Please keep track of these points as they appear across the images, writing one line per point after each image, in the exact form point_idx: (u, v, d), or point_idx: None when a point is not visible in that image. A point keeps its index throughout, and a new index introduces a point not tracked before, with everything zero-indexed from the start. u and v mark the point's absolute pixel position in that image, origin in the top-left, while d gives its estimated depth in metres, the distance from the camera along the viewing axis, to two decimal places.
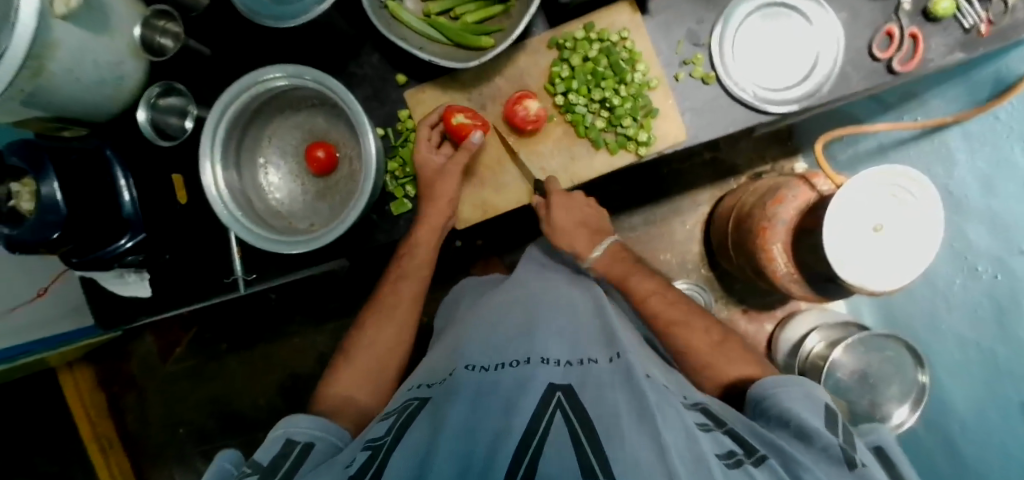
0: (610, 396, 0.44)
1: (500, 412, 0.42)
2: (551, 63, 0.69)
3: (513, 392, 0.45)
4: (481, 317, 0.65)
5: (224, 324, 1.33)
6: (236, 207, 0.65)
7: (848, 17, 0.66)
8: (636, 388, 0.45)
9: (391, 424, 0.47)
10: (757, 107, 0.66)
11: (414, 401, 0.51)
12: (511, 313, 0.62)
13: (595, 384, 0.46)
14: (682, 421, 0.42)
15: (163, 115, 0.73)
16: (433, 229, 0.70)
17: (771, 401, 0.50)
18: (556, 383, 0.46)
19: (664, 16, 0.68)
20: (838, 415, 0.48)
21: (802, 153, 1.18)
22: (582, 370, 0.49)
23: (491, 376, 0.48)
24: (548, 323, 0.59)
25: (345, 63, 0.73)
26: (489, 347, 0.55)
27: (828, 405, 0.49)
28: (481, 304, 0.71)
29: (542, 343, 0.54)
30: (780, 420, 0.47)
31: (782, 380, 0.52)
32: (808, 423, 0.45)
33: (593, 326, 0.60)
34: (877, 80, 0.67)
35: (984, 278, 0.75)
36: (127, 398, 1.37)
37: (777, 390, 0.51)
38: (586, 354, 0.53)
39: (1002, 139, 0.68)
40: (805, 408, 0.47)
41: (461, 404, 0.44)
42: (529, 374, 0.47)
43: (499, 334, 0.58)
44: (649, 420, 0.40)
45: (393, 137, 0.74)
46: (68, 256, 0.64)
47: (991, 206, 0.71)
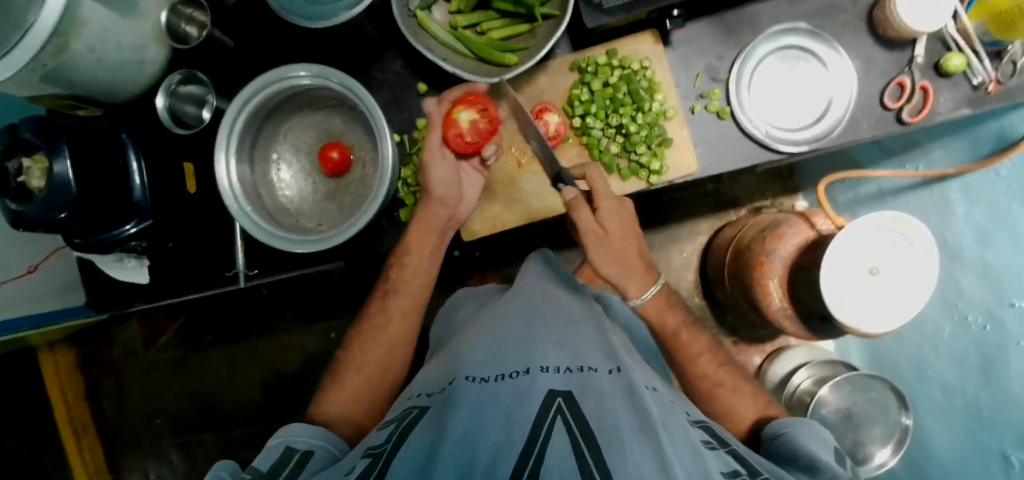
0: (612, 408, 0.45)
1: (502, 419, 0.42)
2: (571, 85, 0.70)
3: (514, 399, 0.45)
4: (483, 327, 0.65)
5: (213, 315, 1.32)
6: (247, 201, 0.65)
7: (862, 65, 0.68)
8: (639, 404, 0.46)
9: (392, 431, 0.48)
10: (768, 145, 0.67)
11: (414, 409, 0.51)
12: (511, 323, 0.62)
13: (596, 393, 0.47)
14: (688, 438, 0.44)
15: (181, 103, 0.73)
16: (423, 229, 0.70)
17: (783, 438, 0.53)
18: (556, 390, 0.46)
19: (684, 49, 0.69)
20: (846, 460, 0.51)
21: (802, 191, 1.20)
22: (582, 378, 0.50)
23: (490, 388, 0.48)
24: (547, 335, 0.59)
25: (367, 67, 0.74)
26: (488, 358, 0.55)
27: (838, 449, 0.52)
28: (483, 314, 0.70)
29: (540, 352, 0.54)
30: (792, 454, 0.50)
31: (794, 421, 0.56)
32: (818, 457, 0.48)
33: (595, 340, 0.61)
34: (885, 128, 0.69)
35: (974, 328, 0.76)
36: (106, 383, 1.35)
37: (792, 429, 0.54)
38: (586, 363, 0.54)
39: (1001, 194, 0.69)
40: (818, 446, 0.51)
41: (461, 412, 0.44)
42: (528, 382, 0.48)
43: (499, 342, 0.58)
44: (651, 433, 0.42)
45: (408, 145, 0.74)
46: (71, 237, 0.65)
47: (985, 258, 0.72)
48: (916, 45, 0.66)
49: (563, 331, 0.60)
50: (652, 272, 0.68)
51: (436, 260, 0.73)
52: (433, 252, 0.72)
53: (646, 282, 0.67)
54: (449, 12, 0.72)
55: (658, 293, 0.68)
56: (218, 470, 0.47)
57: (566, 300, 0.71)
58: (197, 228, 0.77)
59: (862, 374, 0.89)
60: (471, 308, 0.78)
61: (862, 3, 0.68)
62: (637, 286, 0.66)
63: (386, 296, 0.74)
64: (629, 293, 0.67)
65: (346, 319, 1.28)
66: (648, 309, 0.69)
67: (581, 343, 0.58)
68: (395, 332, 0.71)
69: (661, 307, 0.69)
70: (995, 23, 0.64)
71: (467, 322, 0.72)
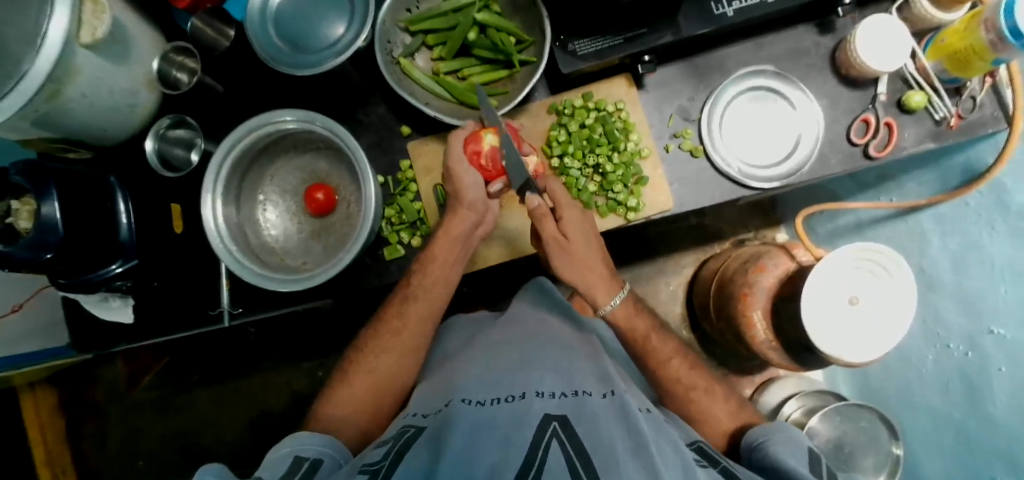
0: (605, 431, 0.45)
1: (498, 440, 0.43)
2: (549, 126, 0.72)
3: (511, 423, 0.46)
4: (476, 354, 0.64)
5: (200, 354, 1.31)
6: (232, 241, 0.65)
7: (827, 104, 0.72)
8: (632, 424, 0.47)
9: (388, 449, 0.47)
10: (741, 181, 0.69)
11: (411, 428, 0.51)
12: (507, 350, 0.63)
13: (591, 416, 0.48)
14: (680, 458, 0.45)
15: (169, 146, 0.74)
16: (451, 242, 0.68)
17: (762, 451, 0.52)
18: (551, 414, 0.47)
19: (658, 92, 0.72)
20: (823, 461, 0.50)
21: (783, 223, 1.22)
22: (576, 401, 0.50)
23: (489, 411, 0.48)
24: (543, 360, 0.59)
25: (353, 111, 0.76)
26: (485, 381, 0.55)
27: (810, 448, 0.52)
28: (475, 340, 0.70)
29: (536, 378, 0.55)
30: (771, 469, 0.49)
31: (766, 430, 0.55)
32: (792, 469, 0.47)
33: (589, 365, 0.61)
34: (854, 164, 0.71)
35: (956, 356, 0.77)
36: (86, 425, 1.31)
37: (765, 439, 0.53)
38: (581, 387, 0.54)
39: (971, 223, 0.72)
40: (792, 454, 0.50)
41: (461, 433, 0.44)
42: (526, 407, 0.48)
43: (494, 368, 0.58)
44: (644, 455, 0.42)
45: (392, 186, 0.76)
46: (56, 276, 0.65)
47: (960, 285, 0.74)
48: (878, 83, 0.70)
49: (554, 357, 0.60)
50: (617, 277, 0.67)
51: (458, 268, 0.71)
52: (455, 263, 0.70)
53: (610, 289, 0.66)
54: (431, 59, 0.75)
55: (624, 300, 0.67)
56: (203, 474, 0.47)
57: (559, 325, 0.71)
58: (181, 267, 0.77)
59: (850, 404, 0.90)
60: (460, 337, 0.77)
61: (825, 45, 0.72)
62: (602, 292, 0.66)
63: (402, 302, 0.70)
64: (596, 299, 0.66)
65: (334, 357, 1.27)
66: (616, 315, 0.67)
67: (572, 368, 0.59)
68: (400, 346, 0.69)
69: (630, 311, 0.68)
70: (951, 60, 0.68)
71: (460, 350, 0.71)
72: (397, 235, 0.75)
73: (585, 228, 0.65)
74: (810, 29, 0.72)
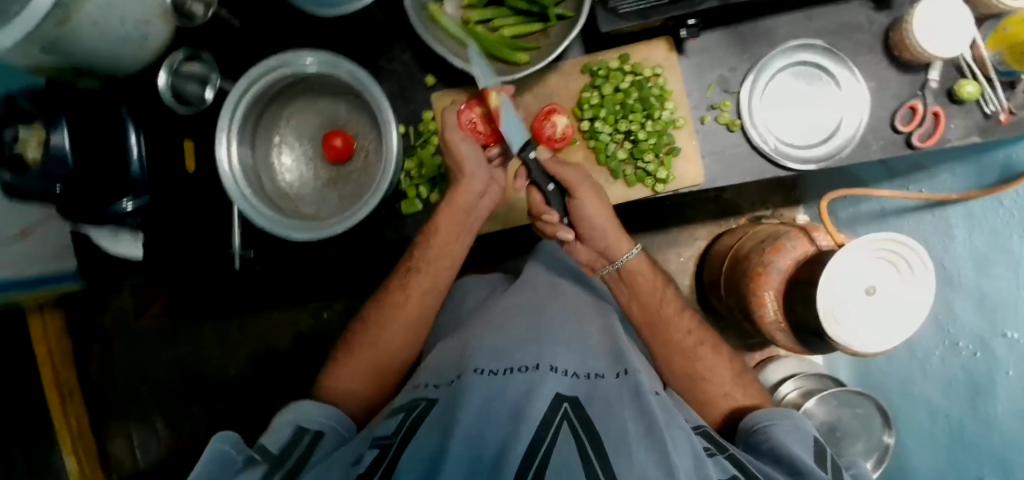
0: (617, 413, 0.45)
1: (508, 418, 0.43)
2: (582, 87, 0.69)
3: (522, 396, 0.45)
4: (488, 322, 0.63)
5: (206, 292, 1.32)
6: (246, 185, 0.63)
7: (875, 87, 0.68)
8: (645, 407, 0.46)
9: (400, 422, 0.47)
10: (776, 160, 0.66)
11: (422, 401, 0.50)
12: (517, 321, 0.61)
13: (603, 400, 0.47)
14: (690, 443, 0.44)
15: (183, 82, 0.71)
16: (457, 213, 0.65)
17: (765, 435, 0.52)
18: (563, 394, 0.46)
19: (699, 58, 0.68)
20: (826, 452, 0.50)
21: (803, 204, 1.21)
22: (589, 384, 0.50)
23: (501, 383, 0.48)
24: (555, 335, 0.58)
25: (375, 56, 0.73)
26: (498, 351, 0.54)
27: (816, 440, 0.52)
28: (494, 304, 0.70)
29: (551, 351, 0.54)
30: (773, 455, 0.49)
31: (774, 414, 0.55)
32: (800, 460, 0.46)
33: (603, 344, 0.60)
34: (894, 152, 0.68)
35: (964, 354, 0.78)
36: (93, 349, 1.34)
37: (769, 424, 0.53)
38: (594, 369, 0.54)
39: (1002, 224, 0.70)
40: (796, 445, 0.49)
41: (471, 405, 0.44)
42: (540, 380, 0.48)
43: (505, 339, 0.57)
44: (656, 438, 0.42)
45: (413, 137, 0.73)
46: (66, 208, 0.64)
47: (981, 286, 0.73)
48: (931, 69, 0.66)
49: (569, 330, 0.60)
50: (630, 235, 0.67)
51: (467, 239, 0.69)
52: (461, 235, 0.67)
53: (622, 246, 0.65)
54: (462, 6, 0.71)
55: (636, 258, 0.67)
56: (219, 440, 0.46)
57: (573, 296, 0.70)
58: (192, 207, 0.75)
59: (848, 391, 0.89)
60: (474, 304, 0.77)
61: (879, 23, 0.68)
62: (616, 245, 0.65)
63: (407, 271, 0.68)
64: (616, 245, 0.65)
65: (339, 302, 1.29)
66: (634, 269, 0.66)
67: (586, 343, 0.58)
68: (412, 307, 0.67)
69: (648, 270, 0.67)
70: (1012, 52, 0.63)
71: (473, 316, 0.70)
72: (416, 189, 0.72)
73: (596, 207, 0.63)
74: (865, 3, 0.67)
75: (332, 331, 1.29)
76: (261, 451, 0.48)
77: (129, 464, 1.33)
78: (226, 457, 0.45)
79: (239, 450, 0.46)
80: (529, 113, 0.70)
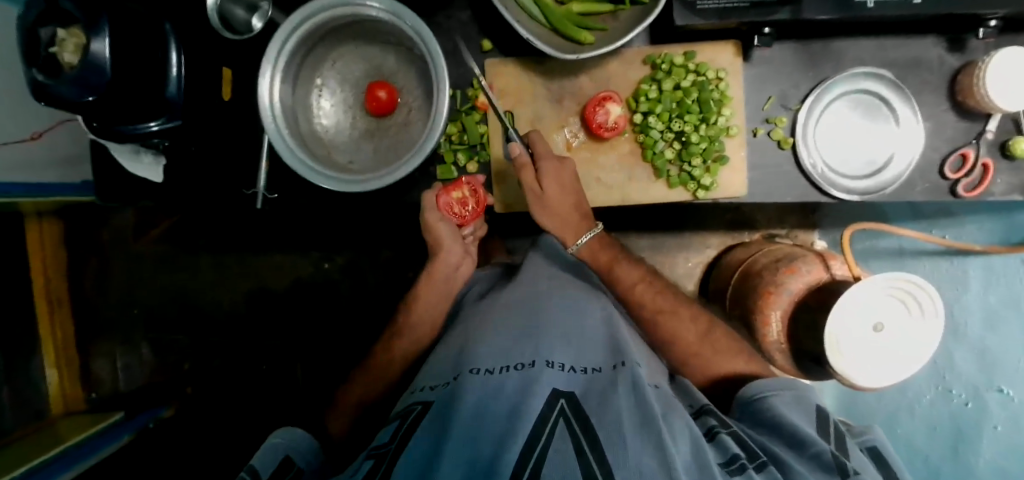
0: (614, 403, 0.45)
1: (506, 412, 0.43)
2: (641, 79, 0.67)
3: (518, 392, 0.46)
4: (491, 314, 0.64)
5: (210, 223, 1.30)
6: (284, 123, 0.61)
7: (932, 127, 0.67)
8: (642, 397, 0.46)
9: (396, 428, 0.48)
10: (822, 186, 0.66)
11: (416, 406, 0.51)
12: (514, 316, 0.61)
13: (599, 394, 0.48)
14: (690, 431, 0.45)
15: (231, 5, 0.67)
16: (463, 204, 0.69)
17: (765, 406, 0.54)
18: (560, 390, 0.47)
19: (763, 68, 0.67)
20: (828, 419, 0.52)
21: (819, 229, 1.21)
22: (586, 379, 0.51)
23: (497, 380, 0.48)
24: (552, 328, 0.59)
25: (433, 11, 0.70)
26: (495, 348, 0.55)
27: (818, 409, 0.54)
28: (486, 306, 0.68)
29: (547, 346, 0.55)
30: (774, 428, 0.51)
31: (775, 384, 0.56)
32: (801, 431, 0.48)
33: (602, 338, 0.60)
34: (937, 196, 0.68)
35: (955, 402, 0.82)
36: (88, 264, 1.32)
37: (771, 395, 0.55)
38: (591, 363, 0.55)
39: (1017, 279, 0.74)
40: (797, 417, 0.51)
41: (469, 402, 0.45)
42: (536, 376, 0.49)
43: (502, 334, 0.58)
44: (652, 427, 0.42)
45: (460, 101, 0.70)
46: (89, 120, 0.62)
47: (984, 340, 0.77)
48: (990, 120, 0.65)
49: (568, 324, 0.60)
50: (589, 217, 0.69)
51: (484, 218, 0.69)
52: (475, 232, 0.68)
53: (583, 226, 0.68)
54: None
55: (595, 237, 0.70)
56: None
57: (578, 290, 0.70)
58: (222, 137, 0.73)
59: None
60: (476, 296, 0.77)
61: (950, 64, 0.66)
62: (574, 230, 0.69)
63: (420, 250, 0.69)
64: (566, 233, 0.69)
65: (343, 253, 1.28)
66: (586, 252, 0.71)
67: (583, 336, 0.59)
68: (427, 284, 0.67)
69: (601, 246, 0.71)
70: None
71: (478, 309, 0.70)
72: (454, 154, 0.71)
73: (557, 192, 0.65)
74: (939, 42, 0.66)
75: (331, 281, 1.29)
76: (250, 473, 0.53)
77: (111, 383, 1.34)
78: None
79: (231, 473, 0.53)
80: (582, 97, 0.69)
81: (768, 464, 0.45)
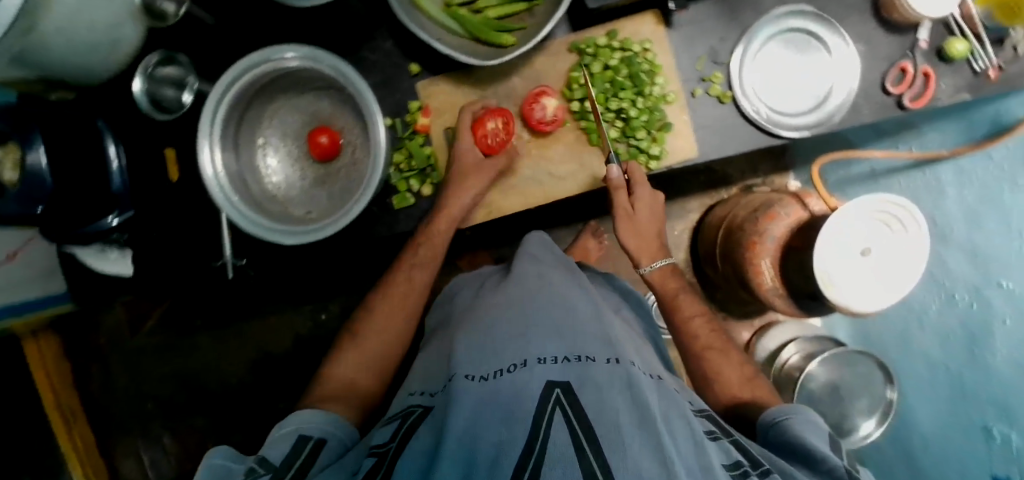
0: (610, 401, 0.44)
1: (501, 419, 0.43)
2: (570, 67, 0.68)
3: (512, 399, 0.45)
4: (481, 316, 0.63)
5: (201, 301, 1.30)
6: (233, 191, 0.62)
7: (865, 49, 0.67)
8: (638, 398, 0.46)
9: (395, 429, 0.49)
10: (770, 130, 0.66)
11: (416, 408, 0.52)
12: (503, 318, 0.60)
13: (594, 384, 0.47)
14: (690, 430, 0.44)
15: (158, 86, 0.68)
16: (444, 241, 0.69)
17: (781, 429, 0.51)
18: (555, 381, 0.47)
19: (687, 29, 0.67)
20: (838, 443, 0.50)
21: (793, 170, 1.22)
22: (581, 367, 0.50)
23: (491, 388, 0.48)
24: (542, 326, 0.58)
25: (357, 47, 0.71)
26: (477, 355, 0.55)
27: (829, 432, 0.52)
28: (481, 302, 0.69)
29: (537, 344, 0.54)
30: (793, 451, 0.48)
31: (787, 408, 0.54)
32: (817, 450, 0.47)
33: (593, 325, 0.60)
34: (887, 114, 0.68)
35: (961, 307, 0.79)
36: (91, 371, 1.32)
37: (786, 418, 0.52)
38: (585, 352, 0.53)
39: (993, 182, 0.71)
40: (815, 436, 0.49)
41: (465, 410, 0.45)
42: (527, 377, 0.48)
43: (495, 335, 0.57)
44: (650, 430, 0.41)
45: (400, 129, 0.71)
46: (50, 229, 0.63)
47: (974, 240, 0.75)
48: (920, 29, 0.66)
49: (556, 318, 0.60)
50: (665, 248, 0.72)
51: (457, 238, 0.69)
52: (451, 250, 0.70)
53: (655, 253, 0.70)
54: None
55: (664, 267, 0.70)
56: (212, 455, 0.48)
57: (566, 286, 0.69)
58: (178, 220, 0.73)
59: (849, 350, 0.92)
60: (469, 295, 0.77)
61: None
62: (646, 255, 0.70)
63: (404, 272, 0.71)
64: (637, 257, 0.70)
65: (336, 300, 1.28)
66: (652, 277, 0.70)
67: (576, 328, 0.58)
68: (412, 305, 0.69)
69: (668, 276, 0.71)
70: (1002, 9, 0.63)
71: (465, 315, 0.69)
72: (407, 182, 0.71)
73: (637, 234, 0.69)
74: None
75: (330, 331, 1.29)
76: (261, 463, 0.46)
77: None
78: (223, 470, 0.46)
79: (234, 462, 0.47)
80: (518, 96, 0.70)
81: (773, 472, 0.43)
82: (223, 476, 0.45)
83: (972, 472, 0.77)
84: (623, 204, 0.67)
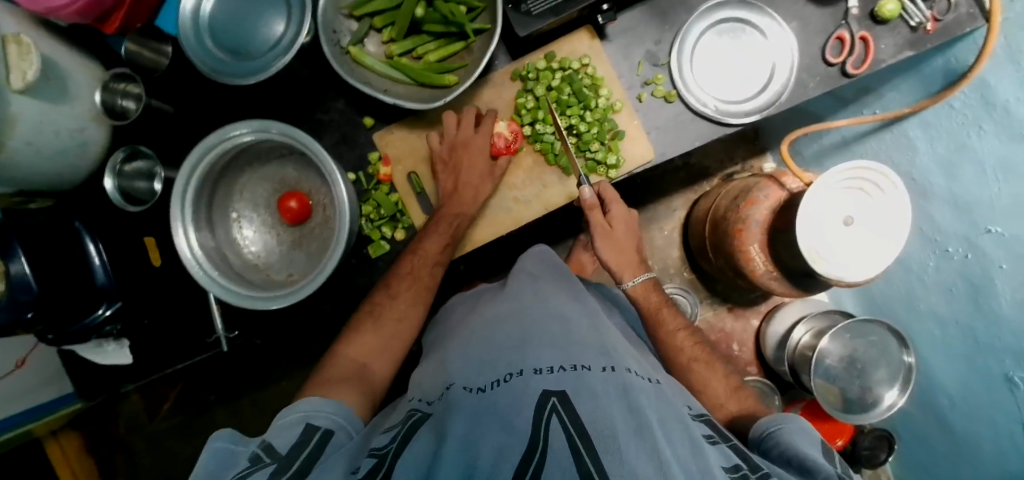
0: (606, 406, 0.43)
1: (500, 425, 0.42)
2: (516, 94, 0.71)
3: (510, 406, 0.45)
4: (473, 332, 0.64)
5: (212, 377, 1.30)
6: (212, 266, 0.63)
7: (798, 27, 0.69)
8: (633, 404, 0.45)
9: (395, 434, 0.47)
10: (720, 120, 0.68)
11: (416, 413, 0.51)
12: (497, 334, 0.60)
13: (590, 392, 0.46)
14: (688, 435, 0.44)
15: (130, 180, 0.70)
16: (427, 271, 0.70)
17: (774, 441, 0.52)
18: (550, 390, 0.46)
19: (622, 38, 0.70)
20: (833, 452, 0.50)
21: (769, 151, 1.22)
22: (575, 376, 0.48)
23: (489, 398, 0.47)
24: (539, 337, 0.57)
25: (311, 111, 0.74)
26: (473, 368, 0.54)
27: (823, 442, 0.52)
28: (473, 317, 0.71)
29: (533, 354, 0.53)
30: (787, 458, 0.49)
31: (780, 419, 0.55)
32: (809, 458, 0.46)
33: (583, 333, 0.60)
34: (833, 84, 0.69)
35: (956, 259, 0.77)
36: (116, 462, 1.32)
37: (778, 429, 0.53)
38: (580, 361, 0.52)
39: (957, 125, 0.70)
40: (808, 445, 0.49)
41: (463, 418, 0.44)
42: (523, 386, 0.47)
43: (484, 354, 0.57)
44: (646, 435, 0.40)
45: (365, 181, 0.74)
46: (44, 332, 0.64)
47: (953, 190, 0.74)
48: None
49: (547, 329, 0.60)
50: (645, 263, 0.77)
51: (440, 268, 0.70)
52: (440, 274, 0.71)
53: (636, 268, 0.75)
54: (382, 43, 0.71)
55: (644, 281, 0.75)
56: (216, 438, 0.47)
57: (559, 299, 0.69)
58: (169, 303, 0.74)
59: (859, 321, 0.89)
60: (462, 311, 0.78)
61: None
62: (629, 271, 0.74)
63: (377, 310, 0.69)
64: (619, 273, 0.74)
65: None
66: (636, 291, 0.74)
67: (570, 339, 0.57)
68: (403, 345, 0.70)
69: (649, 290, 0.75)
70: None
71: (455, 334, 0.70)
72: (380, 230, 0.74)
73: (616, 247, 0.73)
74: None
75: None
76: (266, 452, 0.44)
77: None
78: (225, 452, 0.45)
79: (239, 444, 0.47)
80: None
81: (772, 476, 0.43)
82: (225, 460, 0.45)
83: (1006, 427, 0.74)
84: (597, 222, 0.71)
